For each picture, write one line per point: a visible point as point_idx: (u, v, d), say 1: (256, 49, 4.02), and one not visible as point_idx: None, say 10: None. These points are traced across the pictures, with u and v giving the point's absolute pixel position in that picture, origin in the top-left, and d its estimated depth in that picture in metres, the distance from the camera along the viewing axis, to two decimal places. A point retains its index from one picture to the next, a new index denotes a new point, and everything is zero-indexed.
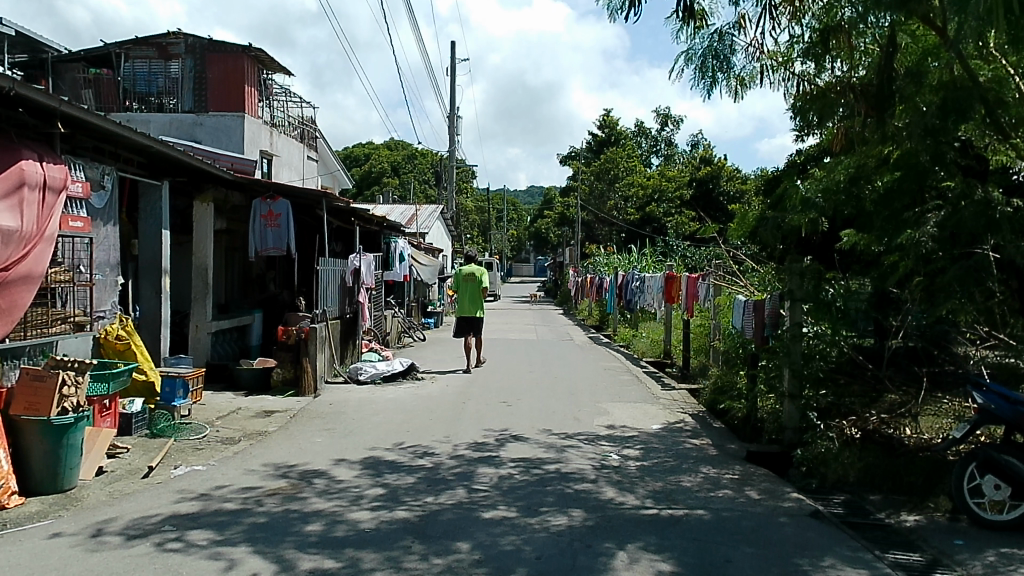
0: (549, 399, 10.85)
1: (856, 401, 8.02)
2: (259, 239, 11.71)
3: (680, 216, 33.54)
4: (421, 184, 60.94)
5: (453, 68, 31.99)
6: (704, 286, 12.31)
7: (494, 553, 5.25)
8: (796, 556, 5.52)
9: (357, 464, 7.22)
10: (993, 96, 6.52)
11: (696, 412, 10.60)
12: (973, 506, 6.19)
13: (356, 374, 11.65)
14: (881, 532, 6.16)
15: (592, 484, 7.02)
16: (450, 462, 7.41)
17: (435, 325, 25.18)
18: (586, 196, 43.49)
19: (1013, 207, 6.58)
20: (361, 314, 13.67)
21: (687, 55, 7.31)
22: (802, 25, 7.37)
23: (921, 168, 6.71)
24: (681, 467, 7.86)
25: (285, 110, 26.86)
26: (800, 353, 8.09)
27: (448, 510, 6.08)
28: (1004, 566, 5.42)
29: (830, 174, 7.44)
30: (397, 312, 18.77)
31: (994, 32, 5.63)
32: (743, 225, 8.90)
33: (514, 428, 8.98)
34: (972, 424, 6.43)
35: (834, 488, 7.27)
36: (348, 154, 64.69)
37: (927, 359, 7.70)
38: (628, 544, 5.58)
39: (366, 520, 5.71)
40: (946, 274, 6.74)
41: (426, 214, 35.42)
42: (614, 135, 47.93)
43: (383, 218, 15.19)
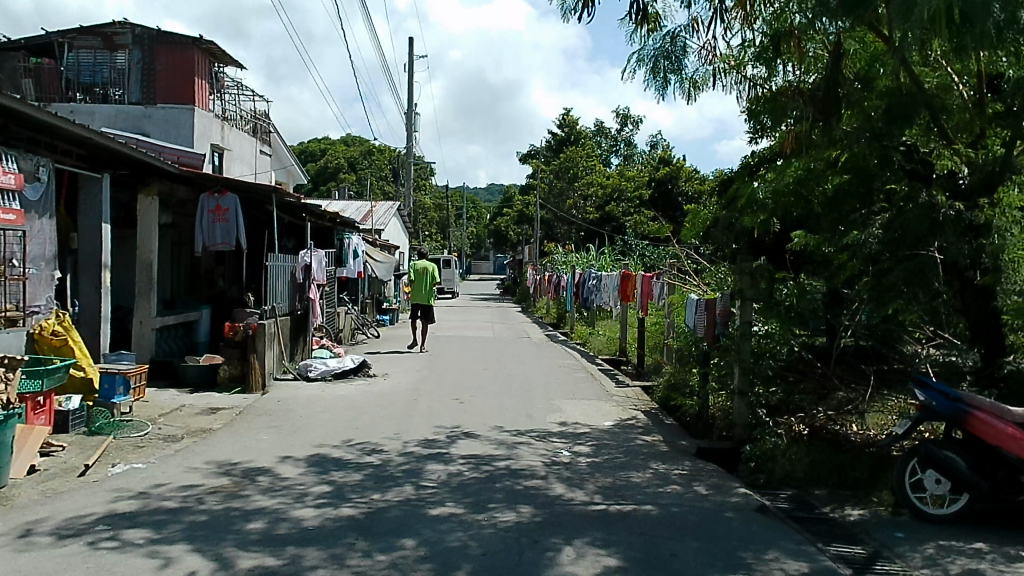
0: (502, 395, 10.91)
1: (806, 398, 8.15)
2: (206, 233, 11.54)
3: (638, 215, 33.98)
4: (379, 181, 60.38)
5: (410, 65, 31.94)
6: (658, 285, 12.44)
7: (439, 549, 5.28)
8: (739, 550, 5.63)
9: (303, 461, 7.17)
10: (938, 102, 6.61)
11: (649, 409, 10.75)
12: (915, 500, 6.35)
13: (306, 371, 11.58)
14: (825, 526, 6.30)
15: (541, 480, 7.07)
16: (400, 459, 7.42)
17: (392, 322, 24.99)
18: (545, 195, 43.60)
19: (956, 209, 6.65)
20: (310, 311, 13.56)
21: (639, 57, 7.41)
22: (754, 30, 7.50)
23: (870, 171, 6.75)
24: (631, 463, 7.95)
25: (237, 102, 26.46)
26: (750, 350, 8.23)
27: (395, 507, 6.08)
28: (942, 558, 5.59)
29: (779, 176, 7.40)
30: (351, 308, 18.64)
31: (941, 46, 5.90)
32: (696, 225, 9.14)
33: (466, 425, 8.99)
34: (912, 421, 6.58)
35: (781, 483, 7.39)
36: (304, 150, 64.00)
37: (877, 359, 8.06)
38: (575, 539, 5.65)
39: (310, 518, 5.68)
40: (892, 275, 6.98)
41: (383, 210, 35.15)
42: (574, 134, 48.11)
43: (336, 213, 14.96)
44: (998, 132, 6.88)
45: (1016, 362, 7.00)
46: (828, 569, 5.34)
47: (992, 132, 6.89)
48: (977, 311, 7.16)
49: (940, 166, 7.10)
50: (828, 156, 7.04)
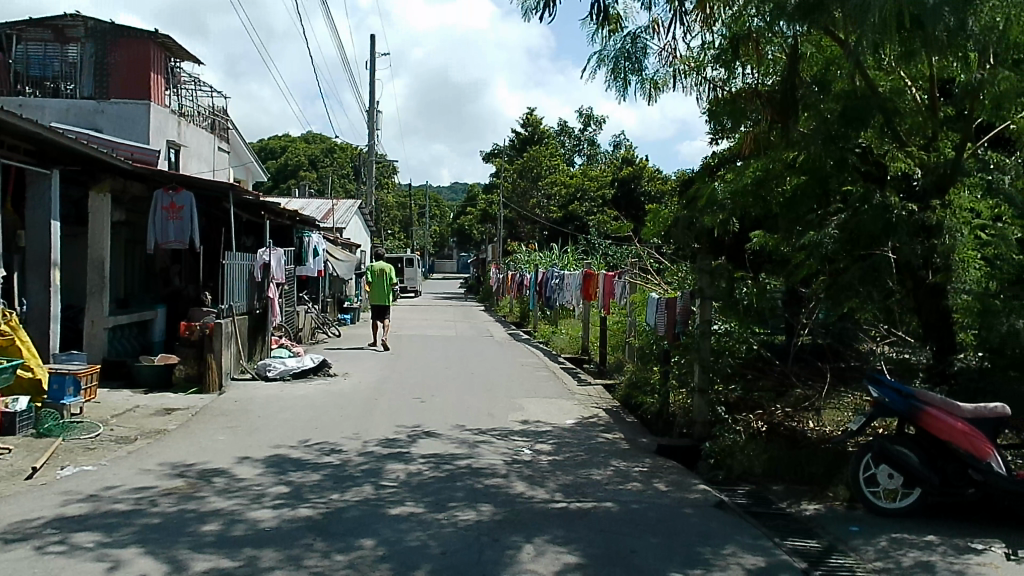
0: (465, 394, 10.90)
1: (764, 395, 8.21)
2: (159, 231, 11.34)
3: (601, 214, 34.22)
4: (340, 179, 59.88)
5: (372, 62, 31.75)
6: (620, 284, 12.55)
7: (398, 549, 5.26)
8: (697, 545, 5.70)
9: (260, 462, 7.08)
10: (892, 105, 6.79)
11: (610, 407, 10.83)
12: (869, 495, 6.50)
13: (264, 371, 11.44)
14: (782, 520, 6.41)
15: (502, 479, 7.08)
16: (359, 459, 7.37)
17: (353, 321, 24.78)
18: (509, 194, 43.62)
19: (909, 210, 6.82)
20: (270, 310, 13.46)
21: (600, 57, 7.46)
22: (713, 33, 7.56)
23: (826, 172, 6.96)
24: (592, 461, 8.01)
25: (194, 98, 26.05)
26: (709, 348, 8.41)
27: (354, 507, 6.04)
28: (894, 551, 5.72)
29: (739, 176, 7.52)
30: (311, 307, 18.43)
31: (892, 49, 6.04)
32: (657, 224, 9.25)
33: (427, 424, 8.97)
34: (866, 418, 6.68)
35: (738, 480, 7.53)
36: (264, 147, 63.24)
37: (834, 356, 8.11)
38: (535, 537, 5.67)
39: (267, 519, 5.61)
40: (847, 275, 7.12)
41: (344, 209, 34.86)
42: (537, 134, 48.25)
43: (295, 212, 14.84)
44: (948, 135, 7.15)
45: (965, 360, 7.16)
46: (784, 562, 5.44)
47: (944, 135, 7.13)
48: (930, 309, 7.33)
49: (893, 168, 7.18)
50: (784, 158, 7.18)
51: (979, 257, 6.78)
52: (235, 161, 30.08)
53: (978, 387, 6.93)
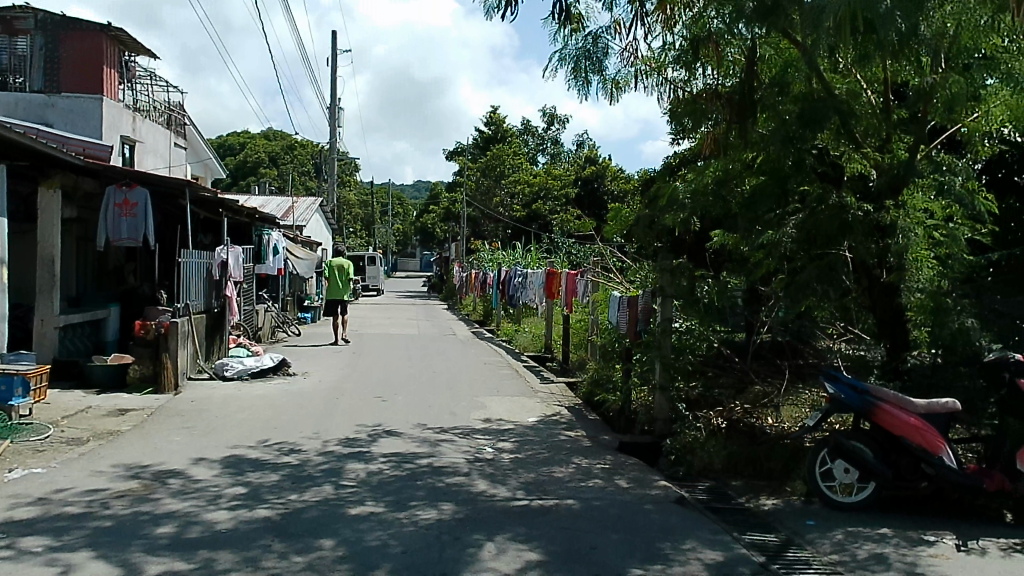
0: (426, 394, 10.80)
1: (724, 392, 8.28)
2: (112, 228, 11.11)
3: (564, 213, 34.37)
4: (301, 177, 59.21)
5: (333, 59, 31.47)
6: (583, 283, 12.62)
7: (358, 549, 5.22)
8: (657, 541, 5.76)
9: (217, 462, 6.98)
10: (848, 108, 6.83)
11: (572, 405, 10.88)
12: (825, 489, 6.60)
13: (222, 370, 11.27)
14: (740, 515, 6.50)
15: (463, 478, 7.07)
16: (319, 459, 7.30)
17: (314, 320, 24.51)
18: (472, 192, 43.53)
19: (864, 210, 7.00)
20: (228, 309, 13.28)
21: (561, 56, 7.50)
22: (674, 34, 7.65)
23: (784, 173, 7.04)
24: (554, 458, 8.04)
25: (149, 93, 25.55)
26: (670, 346, 8.47)
27: (313, 507, 5.98)
28: (849, 544, 5.84)
29: (699, 177, 7.74)
30: (270, 306, 18.20)
31: (848, 53, 6.14)
32: (619, 224, 9.32)
33: (388, 423, 8.91)
34: (823, 413, 6.75)
35: (699, 475, 7.67)
36: (224, 143, 62.31)
37: (792, 353, 8.18)
38: (497, 535, 5.67)
39: (223, 521, 5.54)
40: (804, 274, 7.22)
41: (304, 207, 34.49)
42: (500, 132, 48.30)
43: (254, 209, 14.54)
44: (902, 137, 7.22)
45: (917, 355, 7.39)
46: (742, 556, 5.52)
47: (898, 137, 7.21)
48: (884, 306, 7.49)
49: (851, 169, 7.33)
50: (743, 158, 7.43)
51: (931, 257, 7.12)
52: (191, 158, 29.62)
53: (931, 383, 7.00)
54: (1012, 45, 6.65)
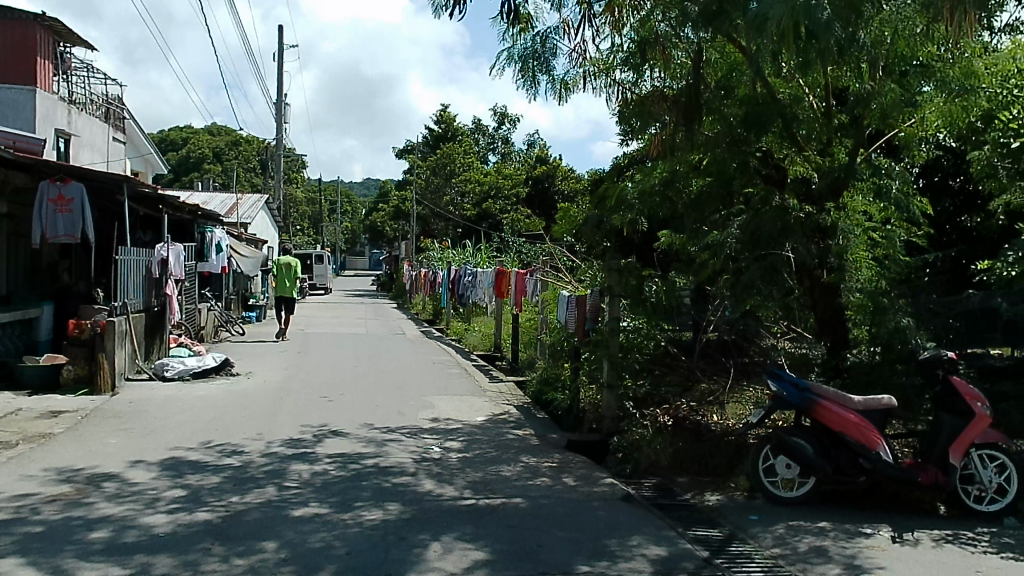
0: (374, 393, 10.71)
1: (671, 390, 8.39)
2: (46, 224, 10.75)
3: (514, 213, 34.47)
4: (247, 173, 58.12)
5: (280, 54, 30.98)
6: (532, 282, 12.71)
7: (302, 551, 5.15)
8: (604, 538, 5.82)
9: (155, 465, 6.82)
10: (792, 111, 7.16)
11: (521, 404, 10.91)
12: (768, 484, 6.71)
13: (162, 371, 11.01)
14: (685, 511, 6.61)
15: (410, 477, 7.03)
16: (262, 460, 7.18)
17: (259, 318, 24.04)
18: (422, 191, 43.32)
19: (806, 211, 7.16)
20: (169, 308, 12.97)
21: (509, 56, 7.51)
22: (623, 35, 7.66)
23: (729, 175, 7.26)
24: (502, 457, 8.05)
25: (86, 85, 24.79)
26: (618, 345, 8.57)
27: (254, 509, 5.89)
28: (790, 537, 5.98)
29: (647, 177, 7.83)
30: (213, 305, 17.82)
31: (789, 59, 6.27)
32: (567, 223, 9.39)
33: (334, 424, 8.80)
34: (766, 410, 6.82)
35: (645, 473, 7.72)
36: (166, 138, 60.86)
37: (737, 351, 8.29)
38: (443, 535, 5.65)
39: (161, 525, 5.41)
40: (748, 274, 7.36)
41: (250, 204, 33.88)
42: (451, 131, 48.24)
43: (196, 206, 14.32)
44: (842, 141, 7.41)
45: (857, 353, 7.50)
46: (686, 552, 5.61)
47: (837, 141, 7.40)
48: (824, 306, 7.78)
49: (793, 172, 7.54)
50: (690, 159, 7.44)
51: (870, 257, 7.35)
52: (130, 152, 28.84)
53: (870, 380, 7.26)
54: (947, 54, 6.78)
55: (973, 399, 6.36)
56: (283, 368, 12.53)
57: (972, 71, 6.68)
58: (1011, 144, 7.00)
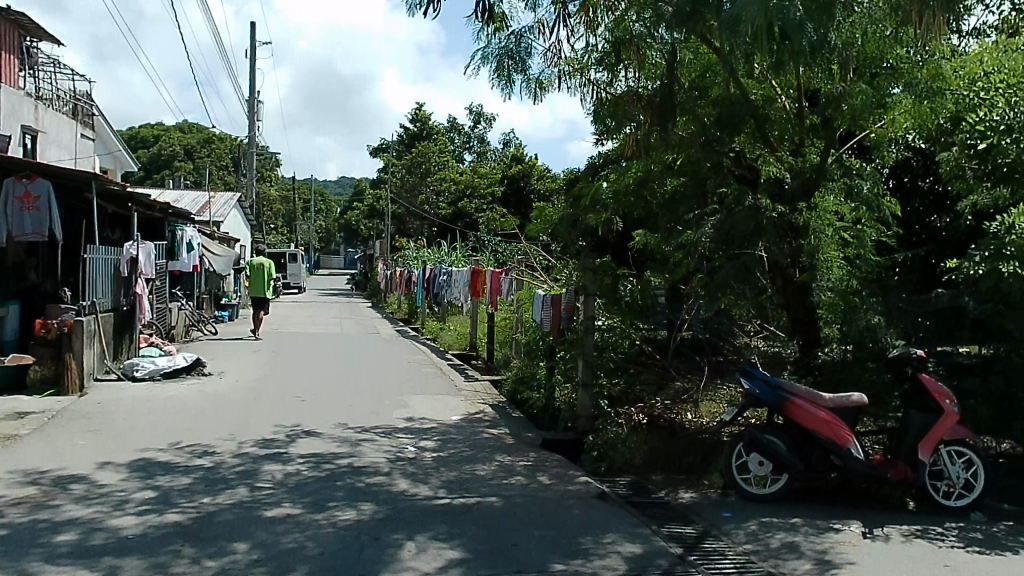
0: (348, 393, 10.65)
1: (645, 389, 8.51)
2: (12, 222, 10.54)
3: (490, 212, 34.46)
4: (219, 171, 57.52)
5: (253, 51, 30.70)
6: (507, 282, 12.75)
7: (274, 552, 5.11)
8: (579, 536, 5.83)
9: (124, 467, 6.72)
10: (765, 111, 7.27)
11: (497, 403, 10.90)
12: (741, 481, 6.79)
13: (131, 371, 10.86)
14: (660, 509, 6.65)
15: (384, 477, 7.00)
16: (233, 461, 7.11)
17: (232, 318, 23.79)
18: (397, 189, 43.15)
19: (779, 211, 7.17)
20: (139, 307, 12.80)
21: (484, 55, 7.51)
22: (597, 35, 7.70)
23: (703, 174, 7.31)
24: (477, 456, 8.05)
25: (53, 81, 24.37)
26: (592, 344, 8.59)
27: (226, 510, 5.82)
28: (762, 534, 6.05)
29: (621, 178, 7.88)
30: (184, 304, 17.60)
31: (763, 61, 6.32)
32: (543, 222, 9.41)
33: (307, 424, 8.74)
34: (739, 408, 6.86)
35: (619, 471, 7.73)
36: (136, 135, 60.05)
37: (711, 350, 8.50)
38: (418, 535, 5.63)
39: (130, 526, 5.34)
40: (720, 273, 7.30)
41: (222, 202, 33.53)
42: (426, 129, 48.13)
43: (167, 204, 14.13)
44: (814, 142, 7.50)
45: (827, 352, 7.62)
46: (660, 549, 5.65)
47: (809, 142, 7.50)
48: (797, 305, 7.72)
49: (766, 172, 7.48)
50: (665, 159, 7.47)
51: (841, 257, 7.45)
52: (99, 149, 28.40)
53: (841, 378, 7.41)
54: (916, 56, 6.90)
55: (941, 397, 6.46)
56: (256, 368, 12.41)
57: (941, 73, 6.78)
58: (977, 146, 7.02)
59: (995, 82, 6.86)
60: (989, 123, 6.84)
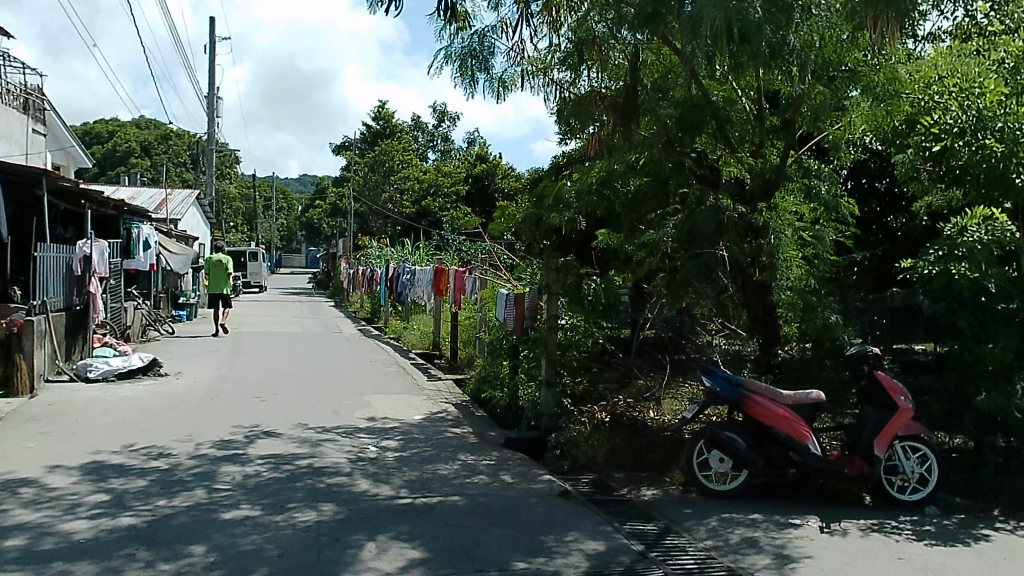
0: (309, 393, 10.53)
1: (609, 387, 8.56)
2: None
3: (453, 211, 34.44)
4: (177, 168, 56.50)
5: (212, 46, 30.24)
6: (470, 281, 12.76)
7: (231, 554, 5.04)
8: (541, 534, 5.85)
9: (76, 470, 6.57)
10: (726, 113, 7.40)
11: (460, 401, 10.88)
12: (702, 478, 6.87)
13: (84, 371, 10.62)
14: (622, 506, 6.70)
15: (345, 478, 6.95)
16: (190, 462, 6.99)
17: (189, 317, 23.35)
18: (360, 187, 42.87)
19: (739, 211, 7.27)
20: (93, 306, 12.53)
21: (447, 54, 7.48)
22: (560, 36, 7.73)
23: (665, 175, 7.32)
24: (439, 455, 8.02)
25: (3, 75, 23.73)
26: (557, 343, 8.62)
27: (182, 512, 5.73)
28: (723, 530, 6.12)
29: (584, 177, 7.88)
30: (141, 303, 17.24)
31: (723, 62, 6.41)
32: (506, 221, 9.40)
33: (266, 425, 8.63)
34: (700, 405, 6.92)
35: (582, 468, 7.75)
36: (91, 131, 58.73)
37: (674, 348, 8.55)
38: (379, 535, 5.60)
39: (81, 531, 5.22)
40: (682, 273, 7.38)
41: (180, 200, 32.96)
42: (389, 127, 47.92)
43: (122, 201, 13.82)
44: (774, 144, 7.63)
45: (787, 349, 7.68)
46: (622, 546, 5.69)
47: (769, 143, 7.61)
48: (757, 305, 7.84)
49: (728, 173, 7.65)
50: (627, 159, 7.48)
51: (800, 256, 7.60)
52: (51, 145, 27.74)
53: (799, 376, 7.40)
54: (873, 60, 7.07)
55: (896, 394, 6.63)
56: (214, 368, 12.20)
57: (896, 77, 6.97)
58: (931, 148, 7.11)
59: (948, 86, 6.94)
60: (943, 125, 6.96)
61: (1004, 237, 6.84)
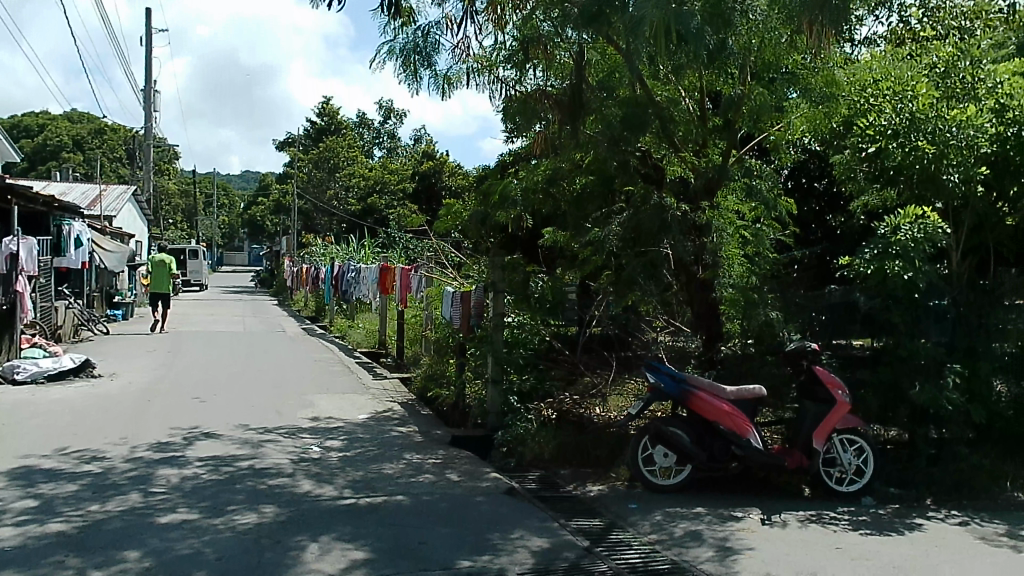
0: (249, 394, 10.34)
1: (555, 384, 8.50)
2: None
3: (400, 208, 34.24)
4: (112, 164, 54.80)
5: (149, 37, 29.41)
6: (416, 279, 12.69)
7: (167, 559, 4.92)
8: (487, 532, 5.86)
9: (2, 475, 6.32)
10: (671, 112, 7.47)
11: (406, 400, 10.82)
12: (647, 473, 6.95)
13: (11, 374, 10.22)
14: (568, 503, 6.75)
15: (288, 478, 6.84)
16: (124, 466, 6.79)
17: (125, 316, 22.65)
18: (304, 184, 42.22)
19: (682, 210, 7.32)
20: (20, 306, 12.04)
21: (390, 48, 7.41)
22: (505, 33, 7.68)
23: (608, 175, 7.50)
24: (385, 455, 7.96)
25: None
26: (503, 341, 8.65)
27: (116, 517, 5.56)
28: (667, 523, 6.21)
29: (530, 175, 7.98)
30: (73, 303, 16.65)
31: (664, 62, 6.47)
32: (452, 219, 9.41)
33: (205, 426, 8.45)
34: (643, 402, 7.01)
35: (529, 466, 7.76)
36: (20, 124, 56.50)
37: (620, 345, 8.49)
38: (322, 536, 5.54)
39: (7, 538, 5.03)
40: (627, 270, 7.51)
41: (115, 196, 31.98)
42: (333, 123, 47.31)
43: (50, 197, 13.26)
44: (716, 143, 7.70)
45: (730, 345, 7.78)
46: (567, 542, 5.73)
47: (712, 142, 7.68)
48: (699, 301, 7.93)
49: (671, 171, 7.73)
50: (573, 157, 7.56)
51: (741, 254, 7.74)
52: None
53: (741, 371, 7.57)
54: (812, 64, 7.26)
55: (833, 387, 6.82)
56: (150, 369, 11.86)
57: (834, 80, 7.13)
58: (867, 149, 7.29)
59: (882, 88, 7.21)
60: (877, 127, 7.09)
61: (935, 235, 7.03)
